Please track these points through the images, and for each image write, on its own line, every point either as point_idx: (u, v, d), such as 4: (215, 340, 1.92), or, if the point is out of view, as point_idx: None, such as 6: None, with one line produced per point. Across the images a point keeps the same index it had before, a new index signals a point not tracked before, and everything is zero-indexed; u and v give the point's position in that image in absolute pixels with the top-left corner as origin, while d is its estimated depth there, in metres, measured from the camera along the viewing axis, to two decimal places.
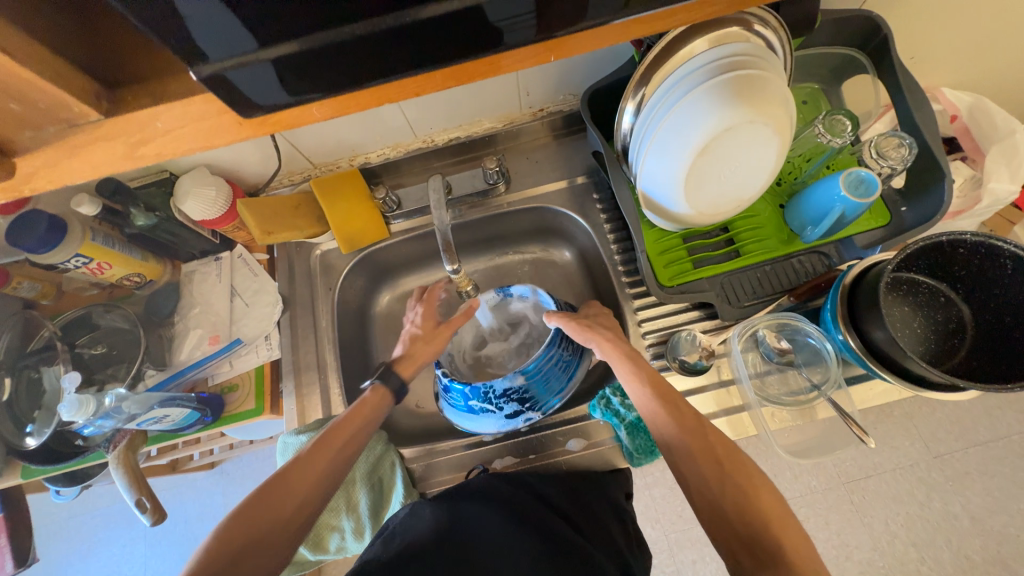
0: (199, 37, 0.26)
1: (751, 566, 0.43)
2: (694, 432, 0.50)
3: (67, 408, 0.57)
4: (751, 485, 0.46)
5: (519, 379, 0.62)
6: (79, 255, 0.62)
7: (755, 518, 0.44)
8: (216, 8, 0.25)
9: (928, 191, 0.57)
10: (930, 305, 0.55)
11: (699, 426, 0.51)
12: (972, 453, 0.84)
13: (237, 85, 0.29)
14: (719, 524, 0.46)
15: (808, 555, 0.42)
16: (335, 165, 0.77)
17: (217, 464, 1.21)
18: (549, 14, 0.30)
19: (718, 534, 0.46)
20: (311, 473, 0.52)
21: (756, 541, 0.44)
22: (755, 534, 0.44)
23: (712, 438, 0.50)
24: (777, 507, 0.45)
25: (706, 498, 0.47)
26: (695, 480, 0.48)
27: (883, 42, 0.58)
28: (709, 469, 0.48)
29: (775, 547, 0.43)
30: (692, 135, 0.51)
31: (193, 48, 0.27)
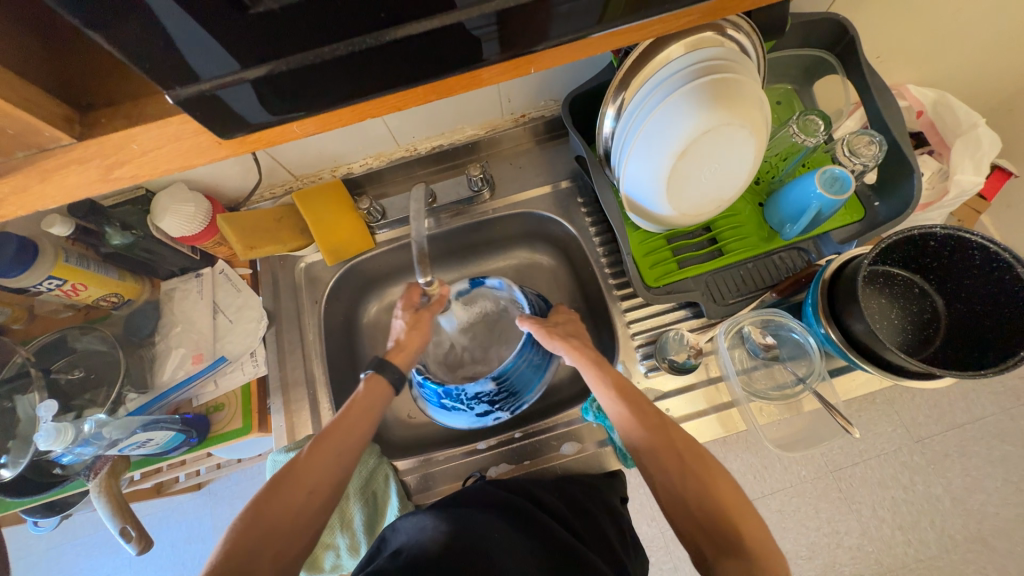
0: (173, 59, 0.26)
1: (711, 553, 0.46)
2: (655, 430, 0.53)
3: (44, 437, 0.56)
4: (707, 476, 0.50)
5: (490, 385, 0.64)
6: (52, 277, 0.60)
7: (713, 507, 0.48)
8: (191, 31, 0.25)
9: (899, 186, 0.59)
10: (906, 297, 0.57)
11: (660, 423, 0.54)
12: (951, 436, 0.87)
13: (216, 106, 0.29)
14: (682, 515, 0.49)
15: (760, 537, 0.46)
16: (317, 177, 0.76)
17: (204, 484, 1.17)
18: (527, 27, 0.30)
19: (681, 524, 0.49)
20: (304, 480, 0.52)
21: (716, 529, 0.47)
22: (714, 522, 0.47)
23: (671, 434, 0.53)
24: (732, 493, 0.49)
25: (668, 490, 0.50)
26: (658, 475, 0.51)
27: (851, 44, 0.60)
28: (670, 464, 0.51)
29: (734, 535, 0.46)
30: (672, 138, 0.52)
31: (167, 69, 0.26)
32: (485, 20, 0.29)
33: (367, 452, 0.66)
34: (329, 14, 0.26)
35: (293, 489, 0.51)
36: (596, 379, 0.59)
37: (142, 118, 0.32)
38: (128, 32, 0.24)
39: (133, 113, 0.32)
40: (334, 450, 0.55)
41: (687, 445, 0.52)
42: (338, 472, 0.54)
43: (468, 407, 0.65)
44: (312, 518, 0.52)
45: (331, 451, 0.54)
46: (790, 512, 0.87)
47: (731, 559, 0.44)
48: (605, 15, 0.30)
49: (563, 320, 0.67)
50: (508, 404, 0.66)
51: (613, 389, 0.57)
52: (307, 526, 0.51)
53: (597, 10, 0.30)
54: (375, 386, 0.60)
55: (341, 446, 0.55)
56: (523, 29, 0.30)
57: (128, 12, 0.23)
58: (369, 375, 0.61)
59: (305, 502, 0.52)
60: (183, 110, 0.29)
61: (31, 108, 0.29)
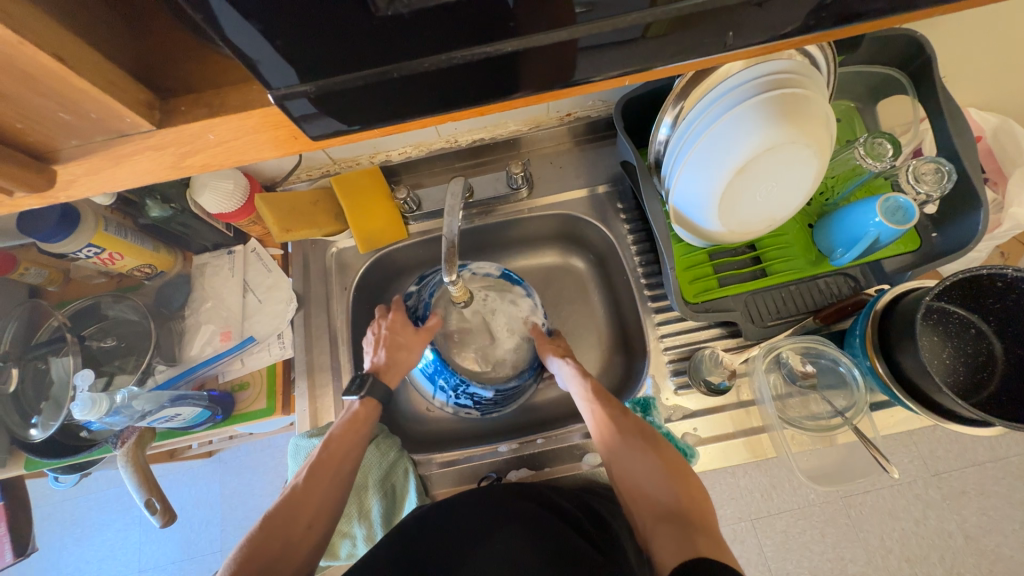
0: (264, 67, 0.25)
1: (649, 520, 0.47)
2: (616, 418, 0.56)
3: (79, 406, 0.56)
4: (655, 453, 0.51)
5: (491, 393, 0.66)
6: (91, 245, 0.60)
7: (658, 479, 0.49)
8: (256, 38, 0.23)
9: (962, 218, 0.56)
10: (960, 337, 0.54)
11: (621, 411, 0.57)
12: (970, 473, 0.83)
13: (290, 110, 0.28)
14: (631, 497, 0.50)
15: (701, 507, 0.47)
16: (354, 162, 0.75)
17: (215, 452, 1.19)
18: (603, 51, 0.28)
19: (631, 505, 0.50)
20: (310, 502, 0.54)
21: (659, 503, 0.47)
22: (657, 497, 0.48)
23: (626, 420, 0.55)
24: (678, 466, 0.50)
25: (623, 468, 0.52)
26: (616, 457, 0.53)
27: (927, 63, 0.57)
28: (625, 445, 0.53)
29: (672, 504, 0.46)
30: (733, 151, 0.50)
31: (257, 72, 0.26)
32: (568, 44, 0.27)
33: (388, 445, 0.66)
34: (393, 39, 0.25)
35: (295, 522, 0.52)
36: (575, 380, 0.62)
37: (225, 107, 0.30)
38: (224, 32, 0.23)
39: (217, 103, 0.30)
40: (335, 467, 0.57)
41: (642, 428, 0.54)
42: (336, 490, 0.56)
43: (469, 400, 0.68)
44: (312, 549, 0.53)
45: (325, 472, 0.56)
46: (794, 533, 0.85)
47: (666, 525, 0.45)
48: (650, 31, 0.27)
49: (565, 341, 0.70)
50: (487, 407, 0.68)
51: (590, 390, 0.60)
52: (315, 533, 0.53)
53: (638, 31, 0.27)
54: (362, 409, 0.62)
55: (334, 473, 0.57)
56: (596, 54, 0.28)
57: (209, 14, 0.22)
58: (362, 399, 0.63)
59: (303, 536, 0.52)
60: (277, 108, 0.29)
61: (116, 92, 0.28)
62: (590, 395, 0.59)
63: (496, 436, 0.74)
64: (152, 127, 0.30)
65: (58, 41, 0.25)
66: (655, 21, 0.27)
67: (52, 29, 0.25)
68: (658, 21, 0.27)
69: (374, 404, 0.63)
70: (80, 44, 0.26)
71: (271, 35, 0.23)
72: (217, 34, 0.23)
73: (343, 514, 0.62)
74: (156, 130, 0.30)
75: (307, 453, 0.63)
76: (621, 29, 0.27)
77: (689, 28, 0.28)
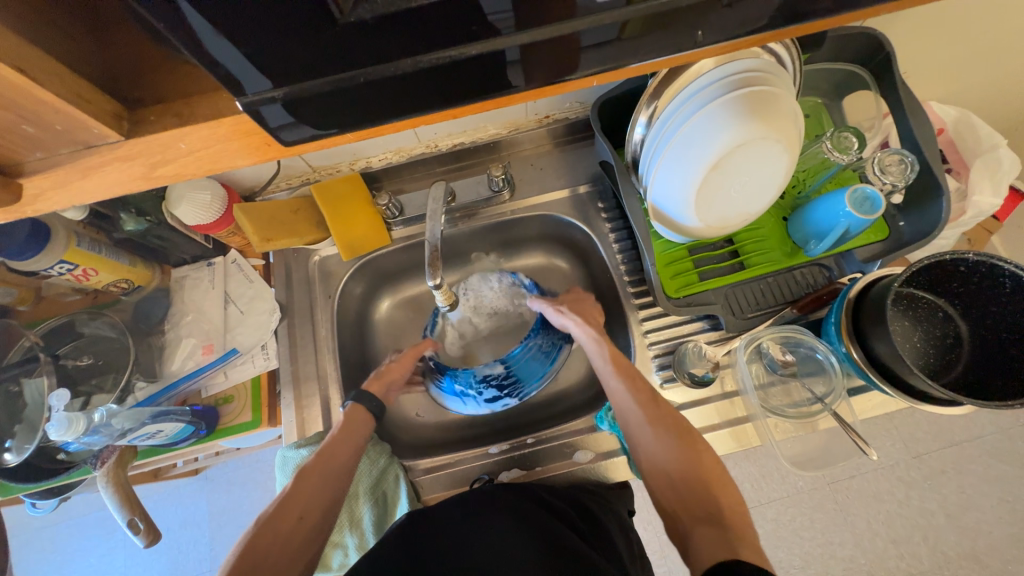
0: (236, 74, 0.25)
1: (686, 520, 0.47)
2: (648, 406, 0.54)
3: (54, 427, 0.54)
4: (692, 451, 0.51)
5: (500, 365, 0.66)
6: (63, 262, 0.58)
7: (694, 480, 0.49)
8: (227, 46, 0.23)
9: (926, 206, 0.58)
10: (929, 320, 0.57)
11: (653, 401, 0.55)
12: (949, 453, 0.86)
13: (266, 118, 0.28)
14: (662, 490, 0.50)
15: (738, 512, 0.47)
16: (334, 169, 0.75)
17: (201, 470, 1.16)
18: (573, 51, 0.29)
19: (661, 497, 0.50)
20: (303, 501, 0.53)
21: (697, 505, 0.47)
22: (693, 497, 0.48)
23: (663, 411, 0.54)
24: (715, 467, 0.50)
25: (651, 460, 0.52)
26: (647, 450, 0.53)
27: (886, 59, 0.59)
28: (661, 441, 0.52)
29: (714, 508, 0.46)
30: (706, 148, 0.51)
31: (227, 79, 0.25)
32: (534, 46, 0.28)
33: (378, 452, 0.66)
34: (366, 42, 0.25)
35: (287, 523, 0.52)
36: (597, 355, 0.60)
37: (195, 117, 0.31)
38: (192, 38, 0.23)
39: (186, 113, 0.31)
40: (325, 466, 0.56)
41: (680, 424, 0.53)
42: (332, 487, 0.56)
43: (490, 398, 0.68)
44: (304, 544, 0.52)
45: (318, 472, 0.56)
46: (785, 521, 0.87)
47: (707, 528, 0.45)
48: (625, 32, 0.28)
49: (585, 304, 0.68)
50: (517, 387, 0.68)
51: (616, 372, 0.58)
52: (311, 534, 0.53)
53: (613, 31, 0.28)
54: (356, 416, 0.62)
55: (323, 474, 0.56)
56: (569, 56, 0.29)
57: (180, 23, 0.22)
58: (349, 406, 0.63)
59: (295, 530, 0.52)
60: (247, 116, 0.29)
61: (83, 103, 0.28)
62: (619, 377, 0.57)
63: (487, 438, 0.74)
64: (120, 138, 0.30)
65: (19, 53, 0.25)
66: (629, 20, 0.27)
67: (11, 40, 0.25)
68: (633, 21, 0.28)
69: (366, 412, 0.64)
70: (42, 55, 0.26)
71: (237, 39, 0.23)
72: (186, 41, 0.23)
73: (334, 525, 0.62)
74: (125, 141, 0.30)
75: (296, 464, 0.62)
76: (591, 29, 0.27)
77: (656, 27, 0.28)
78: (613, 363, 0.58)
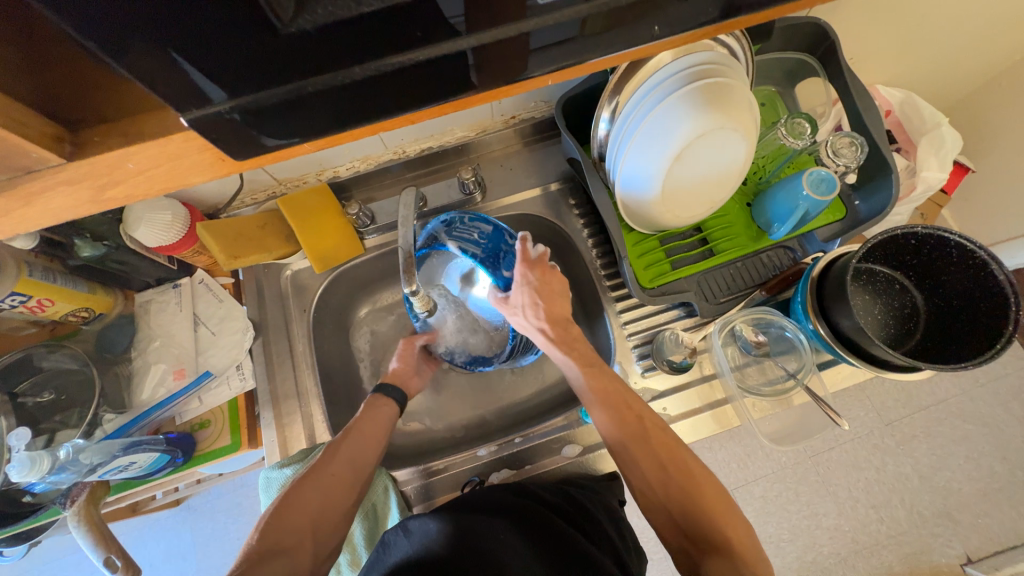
0: (182, 88, 0.25)
1: (694, 552, 0.48)
2: (636, 440, 0.54)
3: (16, 467, 0.52)
4: (690, 482, 0.51)
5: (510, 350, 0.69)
6: (15, 294, 0.55)
7: (695, 512, 0.49)
8: (174, 56, 0.23)
9: (878, 185, 0.60)
10: (887, 293, 0.60)
11: (640, 432, 0.55)
12: (917, 418, 0.90)
13: (229, 129, 0.28)
14: (667, 528, 0.51)
15: (745, 539, 0.48)
16: (301, 181, 0.73)
17: (182, 500, 1.12)
18: (531, 50, 0.29)
19: (667, 532, 0.51)
20: (308, 510, 0.52)
21: (701, 535, 0.48)
22: (699, 530, 0.49)
23: (653, 444, 0.54)
24: (718, 496, 0.50)
25: (649, 494, 0.52)
26: (642, 486, 0.53)
27: (831, 47, 0.62)
28: (660, 476, 0.52)
29: (717, 535, 0.48)
30: (667, 141, 0.52)
31: (171, 95, 0.25)
32: (487, 48, 0.28)
33: None
34: (318, 48, 0.25)
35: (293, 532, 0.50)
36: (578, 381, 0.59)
37: (142, 135, 0.30)
38: (134, 53, 0.22)
39: (133, 131, 0.30)
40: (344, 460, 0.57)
41: (676, 454, 0.53)
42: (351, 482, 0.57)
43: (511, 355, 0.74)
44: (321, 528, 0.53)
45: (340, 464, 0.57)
46: (772, 497, 0.88)
47: (717, 558, 0.46)
48: (586, 28, 0.29)
49: (560, 290, 0.63)
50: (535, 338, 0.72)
51: (599, 406, 0.56)
52: (325, 531, 0.53)
53: (574, 27, 0.28)
54: (378, 405, 0.64)
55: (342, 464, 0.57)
56: (526, 56, 0.29)
57: (121, 35, 0.21)
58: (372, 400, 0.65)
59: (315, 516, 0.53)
60: (195, 131, 0.28)
61: (18, 128, 0.27)
62: (603, 412, 0.56)
63: (474, 441, 0.74)
64: (62, 161, 0.29)
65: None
66: (589, 17, 0.28)
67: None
68: (592, 17, 0.28)
69: (387, 400, 0.65)
70: None
71: (180, 51, 0.23)
72: (124, 57, 0.22)
73: None
74: (67, 163, 0.29)
75: (279, 485, 0.61)
76: (546, 28, 0.28)
77: (609, 25, 0.29)
78: (594, 398, 0.57)
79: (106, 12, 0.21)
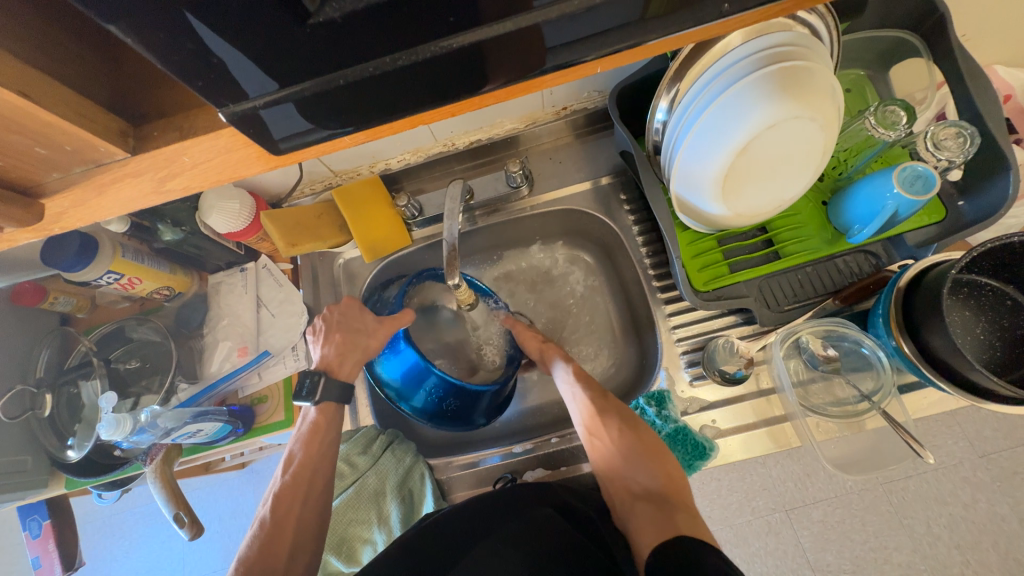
0: (232, 80, 0.26)
1: (629, 500, 0.52)
2: (597, 400, 0.58)
3: (105, 427, 0.60)
4: (638, 436, 0.54)
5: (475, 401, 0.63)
6: (110, 272, 0.62)
7: (638, 462, 0.52)
8: (219, 49, 0.24)
9: (988, 184, 0.52)
10: (995, 310, 0.51)
11: (602, 396, 0.58)
12: (1021, 452, 0.77)
13: (266, 124, 0.29)
14: (612, 480, 0.54)
15: (677, 483, 0.51)
16: (355, 173, 0.76)
17: (248, 463, 1.18)
18: (582, 35, 0.27)
19: (612, 485, 0.54)
20: (290, 519, 0.57)
21: (641, 489, 0.51)
22: (640, 483, 0.51)
23: (611, 404, 0.57)
24: (654, 444, 0.54)
25: (604, 453, 0.55)
26: (595, 441, 0.56)
27: (939, 22, 0.53)
28: (608, 430, 0.55)
29: (657, 491, 0.50)
30: (728, 132, 0.48)
31: (225, 87, 0.26)
32: (524, 33, 0.26)
33: (404, 451, 0.68)
34: (357, 37, 0.25)
35: (278, 547, 0.56)
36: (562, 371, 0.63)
37: (195, 131, 0.32)
38: (185, 49, 0.23)
39: (186, 127, 0.32)
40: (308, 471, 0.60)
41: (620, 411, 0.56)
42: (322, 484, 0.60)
43: (467, 419, 0.65)
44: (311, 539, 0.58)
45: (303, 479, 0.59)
46: (833, 523, 0.80)
47: (649, 507, 0.49)
48: (650, 10, 0.27)
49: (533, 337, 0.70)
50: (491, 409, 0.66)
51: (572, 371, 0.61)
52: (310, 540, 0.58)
53: (634, 10, 0.26)
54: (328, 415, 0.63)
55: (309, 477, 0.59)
56: (578, 39, 0.28)
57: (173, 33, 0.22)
58: (319, 405, 0.62)
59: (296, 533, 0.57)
60: (236, 127, 0.29)
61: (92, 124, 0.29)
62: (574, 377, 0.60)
63: (510, 437, 0.74)
64: (126, 155, 0.32)
65: (25, 80, 0.27)
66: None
67: (18, 69, 0.27)
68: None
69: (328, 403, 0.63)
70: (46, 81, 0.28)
71: (223, 45, 0.23)
72: (171, 52, 0.23)
73: (363, 520, 0.64)
74: (130, 157, 0.32)
75: None
76: (594, 10, 0.26)
77: (670, 6, 0.27)
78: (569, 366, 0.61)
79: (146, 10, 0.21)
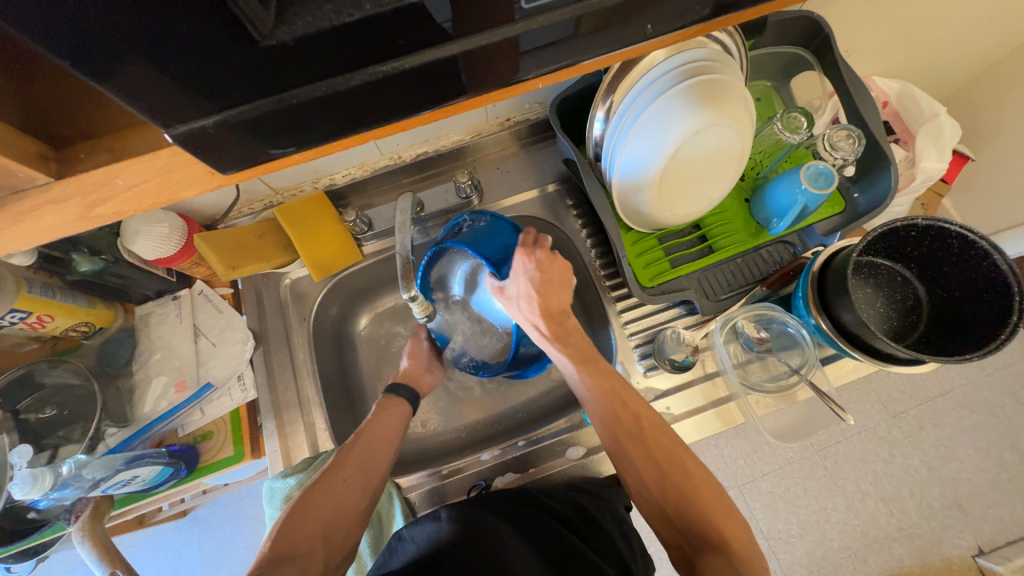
0: (168, 102, 0.24)
1: (688, 547, 0.48)
2: (631, 435, 0.54)
3: (19, 485, 0.53)
4: (685, 477, 0.51)
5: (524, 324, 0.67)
6: (15, 310, 0.55)
7: (689, 506, 0.49)
8: (156, 74, 0.23)
9: (876, 177, 0.60)
10: (890, 285, 0.59)
11: (636, 426, 0.54)
12: (924, 409, 0.89)
13: (211, 145, 0.28)
14: (662, 520, 0.51)
15: (736, 529, 0.47)
16: (297, 189, 0.74)
17: (190, 509, 1.08)
18: (517, 53, 0.29)
19: (663, 528, 0.51)
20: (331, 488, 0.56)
21: (697, 532, 0.48)
22: (695, 526, 0.48)
23: (648, 438, 0.54)
24: (702, 483, 0.50)
25: (647, 493, 0.52)
26: (636, 477, 0.53)
27: (825, 41, 0.61)
28: (648, 469, 0.52)
29: (718, 537, 0.47)
30: (664, 138, 0.52)
31: (162, 109, 0.25)
32: (471, 54, 0.28)
33: None
34: (305, 60, 0.25)
35: (310, 522, 0.53)
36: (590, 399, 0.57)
37: (128, 152, 0.30)
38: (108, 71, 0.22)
39: (118, 148, 0.30)
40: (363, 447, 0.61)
41: (654, 441, 0.53)
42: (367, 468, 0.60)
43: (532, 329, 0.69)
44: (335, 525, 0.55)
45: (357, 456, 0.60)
46: (779, 492, 0.87)
47: (713, 556, 0.45)
48: (581, 28, 0.28)
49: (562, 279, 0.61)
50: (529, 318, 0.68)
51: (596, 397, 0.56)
52: (338, 527, 0.55)
53: (567, 28, 0.28)
54: (390, 405, 0.66)
55: (361, 457, 0.60)
56: (523, 55, 0.29)
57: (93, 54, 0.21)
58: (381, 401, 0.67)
59: (323, 518, 0.55)
60: (178, 147, 0.28)
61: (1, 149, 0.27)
62: (602, 404, 0.56)
63: (478, 445, 0.74)
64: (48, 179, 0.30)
65: None
66: (583, 16, 0.28)
67: None
68: (586, 16, 0.28)
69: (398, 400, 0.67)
70: None
71: (160, 65, 0.22)
72: (105, 77, 0.22)
73: None
74: (54, 182, 0.30)
75: (284, 494, 0.62)
76: (530, 33, 0.27)
77: (597, 27, 0.29)
78: (592, 391, 0.57)
79: (75, 31, 0.20)
